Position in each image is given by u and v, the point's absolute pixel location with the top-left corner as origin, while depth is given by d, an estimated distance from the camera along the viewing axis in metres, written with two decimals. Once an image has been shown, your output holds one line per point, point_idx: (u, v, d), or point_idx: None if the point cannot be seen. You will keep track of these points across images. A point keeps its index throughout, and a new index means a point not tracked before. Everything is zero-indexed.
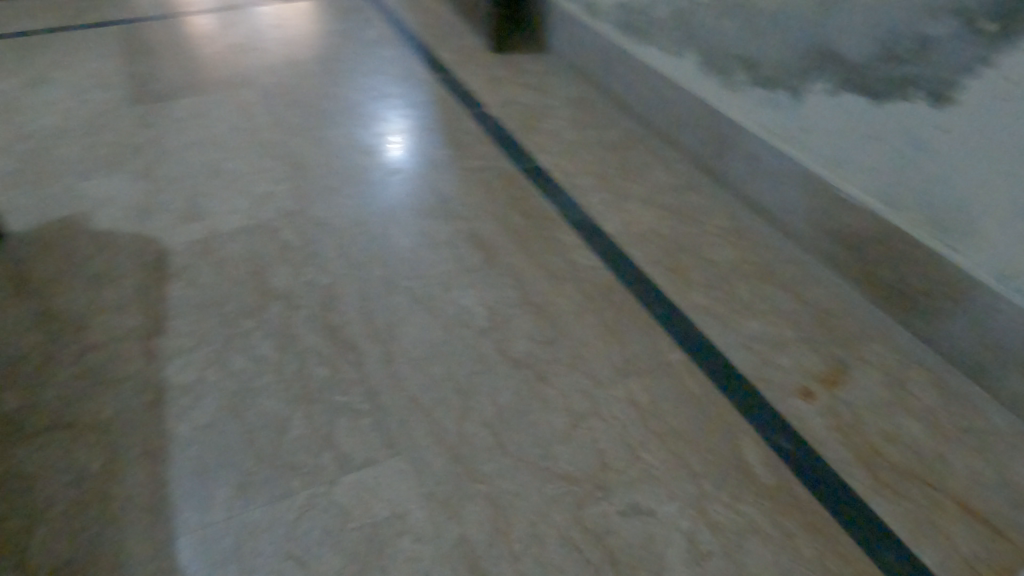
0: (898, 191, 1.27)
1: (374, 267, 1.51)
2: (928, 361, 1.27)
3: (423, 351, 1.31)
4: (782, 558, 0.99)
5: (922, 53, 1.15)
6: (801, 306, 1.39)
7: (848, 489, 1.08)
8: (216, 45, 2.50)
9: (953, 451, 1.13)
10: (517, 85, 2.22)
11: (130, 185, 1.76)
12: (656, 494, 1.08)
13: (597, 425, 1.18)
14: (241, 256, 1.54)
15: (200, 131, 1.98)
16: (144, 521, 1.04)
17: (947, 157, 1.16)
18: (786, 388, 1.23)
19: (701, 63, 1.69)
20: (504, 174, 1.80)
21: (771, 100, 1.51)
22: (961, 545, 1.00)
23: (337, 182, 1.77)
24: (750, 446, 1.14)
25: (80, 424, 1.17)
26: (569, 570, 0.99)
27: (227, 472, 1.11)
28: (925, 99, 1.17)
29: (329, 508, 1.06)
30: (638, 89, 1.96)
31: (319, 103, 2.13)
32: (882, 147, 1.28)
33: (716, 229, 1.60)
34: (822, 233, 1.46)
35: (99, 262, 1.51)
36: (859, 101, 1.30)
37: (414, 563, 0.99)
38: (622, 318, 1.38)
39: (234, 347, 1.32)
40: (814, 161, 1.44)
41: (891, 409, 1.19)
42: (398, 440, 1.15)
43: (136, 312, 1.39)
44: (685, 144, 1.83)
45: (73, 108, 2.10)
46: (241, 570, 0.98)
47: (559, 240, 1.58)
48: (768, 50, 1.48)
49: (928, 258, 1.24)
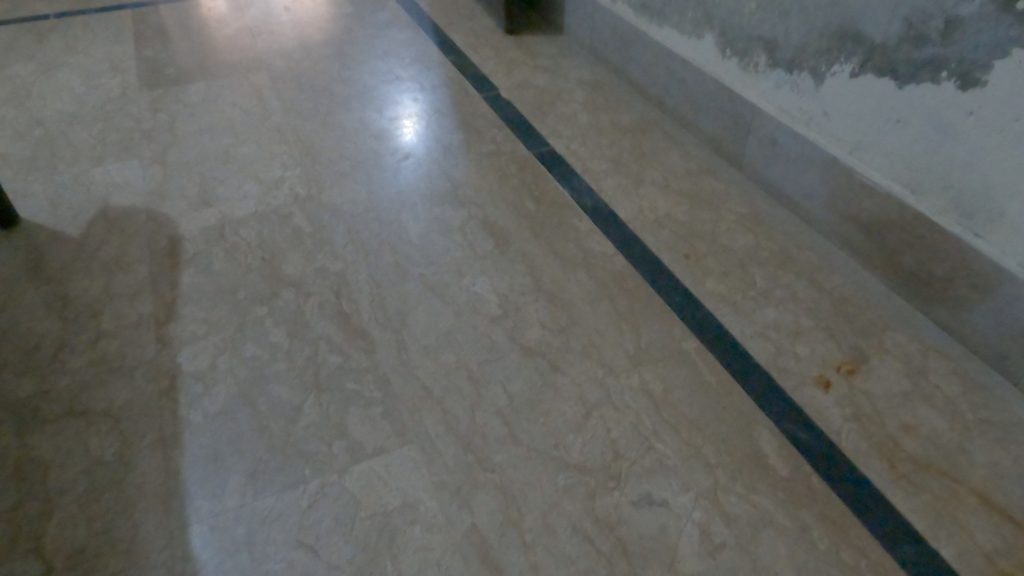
0: (921, 176, 1.24)
1: (386, 254, 1.49)
2: (950, 351, 1.24)
3: (435, 339, 1.30)
4: (797, 551, 0.97)
5: (948, 33, 1.11)
6: (820, 294, 1.37)
7: (866, 481, 1.06)
8: (227, 28, 2.48)
9: (974, 443, 1.10)
10: (530, 67, 2.18)
11: (142, 171, 1.76)
12: (669, 484, 1.06)
13: (611, 415, 1.16)
14: (253, 242, 1.53)
15: (211, 115, 1.97)
16: (158, 508, 1.04)
17: (973, 142, 1.12)
18: (803, 377, 1.21)
19: (719, 44, 1.65)
20: (516, 159, 1.78)
21: (791, 81, 1.47)
22: (981, 539, 0.98)
23: (348, 167, 1.76)
24: (766, 437, 1.12)
25: (95, 411, 1.18)
26: (581, 560, 0.98)
27: (239, 459, 1.11)
28: (950, 81, 1.13)
29: (340, 497, 1.05)
30: (654, 71, 1.92)
31: (331, 86, 2.11)
32: (905, 129, 1.24)
33: (733, 215, 1.57)
34: (842, 218, 1.42)
35: (111, 249, 1.51)
36: (882, 83, 1.26)
37: (425, 552, 0.99)
38: (636, 305, 1.36)
39: (246, 334, 1.32)
40: (835, 144, 1.40)
41: (911, 400, 1.17)
42: (410, 429, 1.15)
43: (149, 299, 1.39)
44: (701, 128, 1.79)
45: (85, 94, 2.09)
46: (253, 558, 0.98)
47: (572, 226, 1.55)
48: (788, 31, 1.43)
49: (951, 245, 1.20)
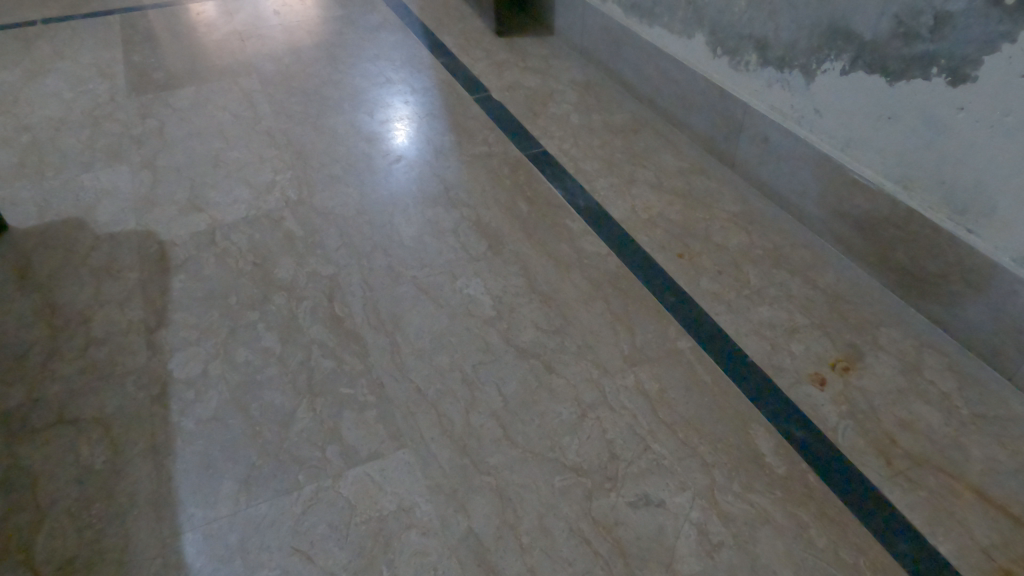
0: (913, 173, 1.24)
1: (378, 256, 1.49)
2: (944, 347, 1.24)
3: (429, 341, 1.30)
4: (795, 550, 0.97)
5: (937, 29, 1.11)
6: (814, 291, 1.37)
7: (862, 478, 1.05)
8: (216, 33, 2.47)
9: (970, 438, 1.10)
10: (521, 69, 2.18)
11: (131, 176, 1.74)
12: (666, 485, 1.06)
13: (607, 416, 1.16)
14: (244, 247, 1.52)
15: (200, 120, 1.96)
16: (150, 516, 1.03)
17: (965, 137, 1.12)
18: (798, 375, 1.21)
19: (710, 43, 1.65)
20: (508, 160, 1.77)
21: (783, 80, 1.47)
22: (979, 534, 0.98)
23: (339, 170, 1.75)
24: (763, 435, 1.11)
25: (85, 419, 1.16)
26: (579, 562, 0.97)
27: (233, 465, 1.10)
28: (941, 76, 1.13)
29: (335, 502, 1.04)
30: (645, 72, 1.92)
31: (321, 90, 2.10)
32: (897, 126, 1.24)
33: (726, 214, 1.57)
34: (835, 215, 1.42)
35: (101, 255, 1.50)
36: (873, 80, 1.26)
37: (421, 556, 0.98)
38: (631, 305, 1.35)
39: (238, 339, 1.31)
40: (827, 142, 1.40)
41: (907, 396, 1.17)
42: (404, 433, 1.14)
43: (140, 305, 1.38)
44: (693, 127, 1.79)
45: (73, 99, 2.08)
46: (247, 566, 0.97)
47: (565, 227, 1.55)
48: (779, 29, 1.43)
49: (944, 241, 1.20)
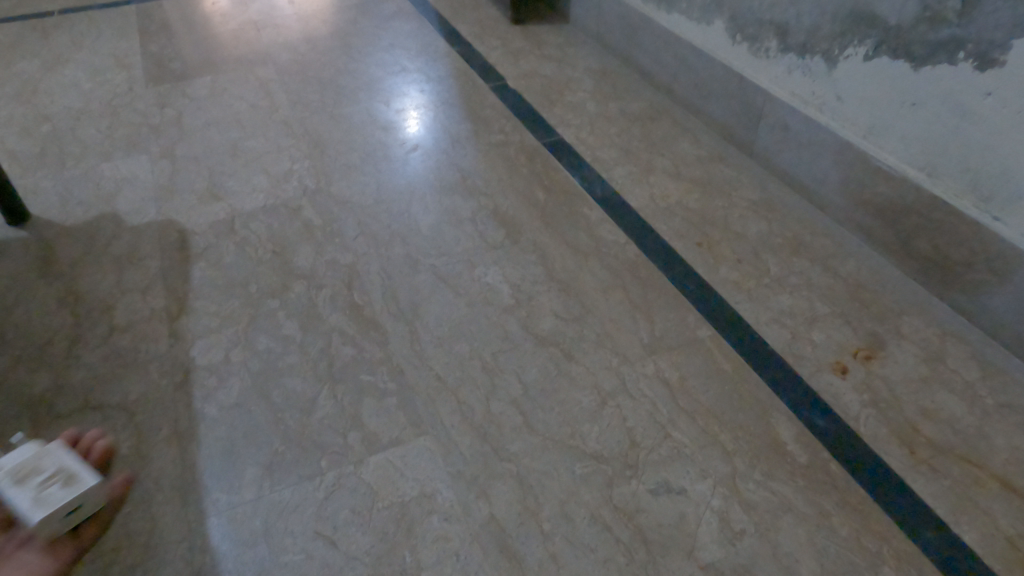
0: (939, 160, 1.22)
1: (396, 245, 1.49)
2: (967, 335, 1.23)
3: (448, 329, 1.30)
4: (817, 538, 0.97)
5: (965, 12, 1.10)
6: (835, 280, 1.35)
7: (885, 467, 1.05)
8: (231, 23, 2.47)
9: (994, 427, 1.09)
10: (537, 57, 2.16)
11: (150, 165, 1.76)
12: (687, 472, 1.06)
13: (627, 403, 1.16)
14: (263, 235, 1.52)
15: (217, 110, 1.96)
16: (175, 501, 1.04)
17: (992, 123, 1.11)
18: (820, 364, 1.20)
19: (731, 29, 1.63)
20: (524, 149, 1.76)
21: (805, 66, 1.45)
22: (1004, 524, 0.97)
23: (356, 160, 1.75)
24: (783, 424, 1.11)
25: (110, 405, 1.18)
26: (601, 549, 0.97)
27: (256, 451, 1.11)
28: (967, 61, 1.12)
29: (357, 488, 1.05)
30: (662, 59, 1.90)
31: (337, 78, 2.10)
32: (923, 113, 1.22)
33: (745, 202, 1.55)
34: (856, 203, 1.41)
35: (122, 244, 1.51)
36: (897, 65, 1.24)
37: (443, 542, 0.99)
38: (650, 294, 1.35)
39: (258, 327, 1.32)
40: (848, 129, 1.38)
41: (930, 385, 1.16)
42: (424, 420, 1.15)
43: (161, 294, 1.39)
44: (711, 115, 1.77)
45: (90, 90, 2.09)
46: (271, 551, 0.98)
47: (583, 216, 1.54)
48: (800, 15, 1.42)
49: (968, 228, 1.19)
